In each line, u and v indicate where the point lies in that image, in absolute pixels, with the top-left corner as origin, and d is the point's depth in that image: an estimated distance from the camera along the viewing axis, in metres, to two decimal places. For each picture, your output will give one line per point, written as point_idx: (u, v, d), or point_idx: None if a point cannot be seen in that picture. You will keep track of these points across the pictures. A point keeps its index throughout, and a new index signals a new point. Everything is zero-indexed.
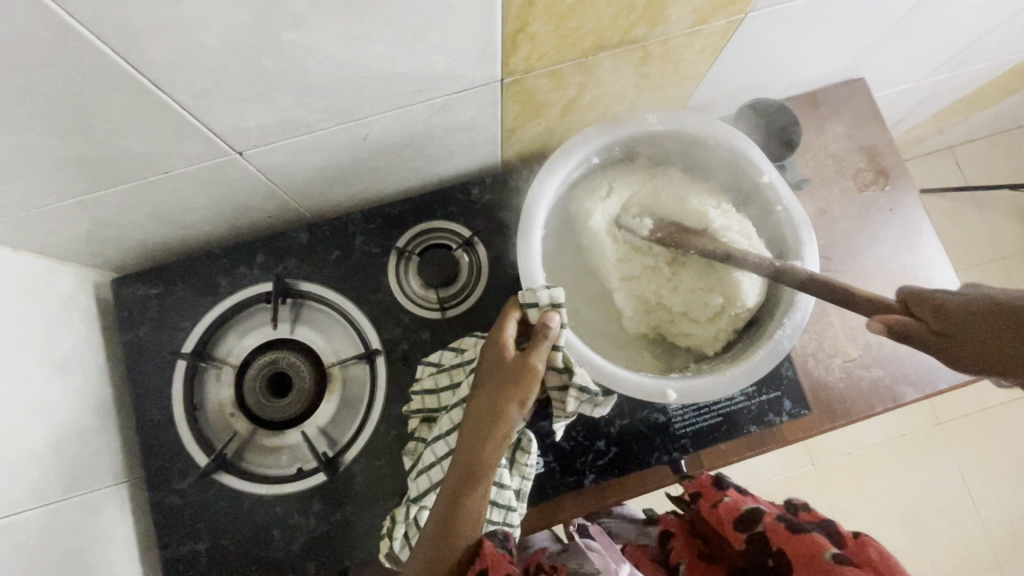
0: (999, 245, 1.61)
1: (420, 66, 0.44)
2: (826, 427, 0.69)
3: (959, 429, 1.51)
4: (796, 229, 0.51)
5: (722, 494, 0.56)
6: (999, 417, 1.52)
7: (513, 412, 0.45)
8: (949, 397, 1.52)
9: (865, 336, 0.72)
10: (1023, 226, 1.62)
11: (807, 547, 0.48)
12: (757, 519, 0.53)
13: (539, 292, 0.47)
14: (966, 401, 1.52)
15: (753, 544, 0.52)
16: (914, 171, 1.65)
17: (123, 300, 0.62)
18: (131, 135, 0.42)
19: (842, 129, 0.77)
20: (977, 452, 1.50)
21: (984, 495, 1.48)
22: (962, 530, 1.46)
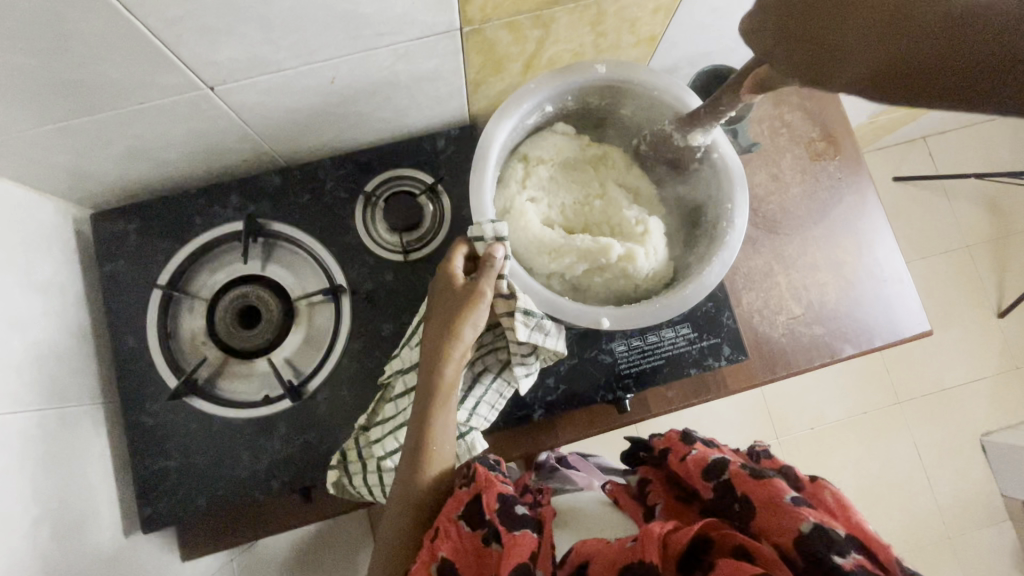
0: (965, 234, 1.66)
1: (381, 8, 0.47)
2: (767, 377, 0.73)
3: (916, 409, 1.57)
4: (730, 174, 0.56)
5: (689, 450, 0.56)
6: (956, 397, 1.58)
7: (465, 334, 0.49)
8: (911, 375, 1.58)
9: (808, 296, 0.76)
10: (989, 215, 1.67)
11: (763, 489, 0.46)
12: (723, 467, 0.51)
13: (484, 226, 0.51)
14: (925, 383, 1.58)
15: (716, 491, 0.50)
16: (889, 159, 1.68)
17: (101, 234, 0.65)
18: (107, 61, 0.45)
19: (798, 100, 0.81)
20: (933, 431, 1.56)
21: (939, 471, 1.54)
22: (915, 504, 1.52)
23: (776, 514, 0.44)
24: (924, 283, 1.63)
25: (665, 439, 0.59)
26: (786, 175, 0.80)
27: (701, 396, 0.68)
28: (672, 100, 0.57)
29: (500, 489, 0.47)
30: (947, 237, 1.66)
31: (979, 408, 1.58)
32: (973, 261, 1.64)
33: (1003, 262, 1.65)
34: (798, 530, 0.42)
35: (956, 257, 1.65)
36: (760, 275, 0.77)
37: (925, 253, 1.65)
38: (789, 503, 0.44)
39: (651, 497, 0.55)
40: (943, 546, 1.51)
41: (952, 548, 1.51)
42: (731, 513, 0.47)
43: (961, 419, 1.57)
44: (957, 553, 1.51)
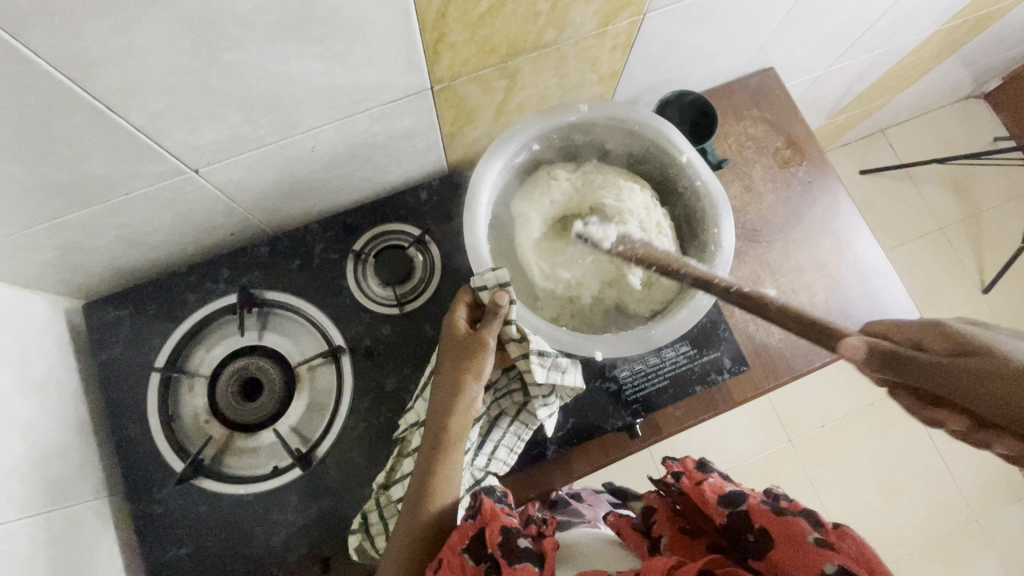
0: (937, 217, 1.71)
1: (354, 78, 0.50)
2: (771, 383, 0.73)
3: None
4: (713, 199, 0.59)
5: (704, 476, 0.59)
6: None
7: (469, 384, 0.49)
8: None
9: (798, 299, 0.77)
10: (957, 197, 1.73)
11: (788, 528, 0.50)
12: (741, 498, 0.55)
13: (487, 276, 0.52)
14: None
15: (735, 521, 0.53)
16: (853, 154, 1.75)
17: (96, 324, 0.65)
18: (93, 158, 0.46)
19: (758, 113, 0.85)
20: None
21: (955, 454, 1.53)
22: (937, 490, 1.50)
23: (802, 554, 0.48)
24: (907, 269, 1.66)
25: (680, 464, 0.62)
26: (759, 184, 0.83)
27: (708, 413, 0.67)
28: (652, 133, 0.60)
29: (505, 521, 0.46)
30: (921, 222, 1.70)
31: None
32: (949, 242, 1.69)
33: (977, 240, 1.70)
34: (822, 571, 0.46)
35: (933, 240, 1.69)
36: (749, 284, 0.78)
37: (903, 239, 1.69)
38: (812, 543, 0.48)
39: (656, 529, 0.59)
40: (972, 531, 1.48)
41: (979, 532, 1.49)
42: (747, 544, 0.52)
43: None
44: (986, 538, 1.49)
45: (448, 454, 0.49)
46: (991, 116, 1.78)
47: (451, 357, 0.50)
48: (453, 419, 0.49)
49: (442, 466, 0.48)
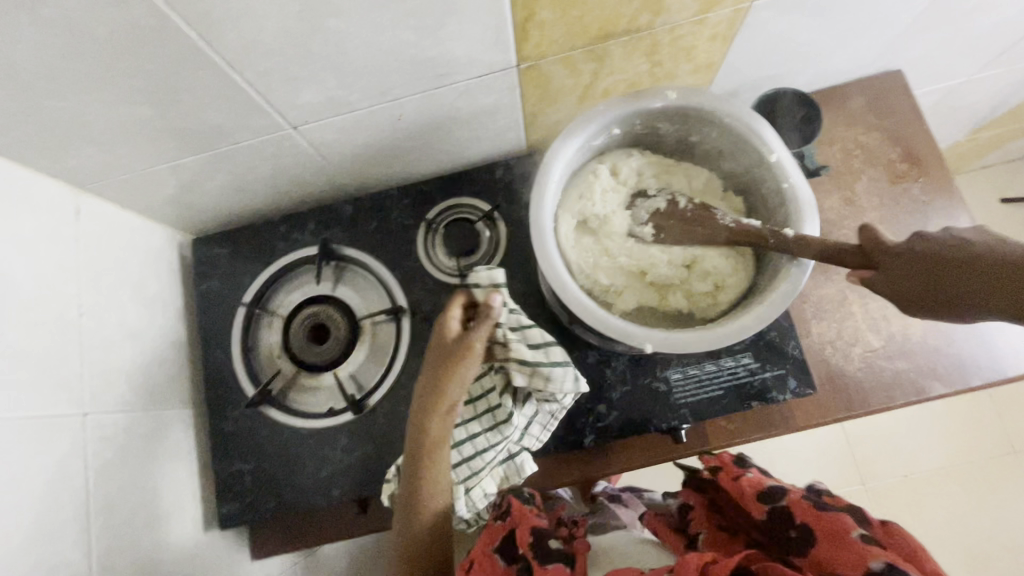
0: None
1: (442, 51, 0.51)
2: (842, 413, 0.67)
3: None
4: (798, 204, 0.54)
5: (743, 471, 0.58)
6: None
7: (448, 391, 0.47)
8: None
9: (889, 328, 0.70)
10: None
11: (831, 524, 0.48)
12: (781, 493, 0.54)
13: (479, 275, 0.53)
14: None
15: (773, 516, 0.52)
16: (994, 179, 1.52)
17: (200, 257, 0.73)
18: (210, 109, 0.52)
19: (874, 120, 0.77)
20: None
21: None
22: None
23: (845, 551, 0.46)
24: None
25: (717, 459, 0.62)
26: (861, 198, 0.75)
27: (760, 432, 0.65)
28: (742, 129, 0.56)
29: (531, 523, 0.56)
30: None
31: None
32: None
33: None
34: (866, 566, 0.43)
35: None
36: (832, 304, 0.72)
37: None
38: (857, 539, 0.46)
39: (692, 526, 0.60)
40: None
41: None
42: (789, 539, 0.50)
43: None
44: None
45: (433, 457, 0.49)
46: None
47: (432, 361, 0.48)
48: (433, 425, 0.48)
49: (426, 469, 0.49)
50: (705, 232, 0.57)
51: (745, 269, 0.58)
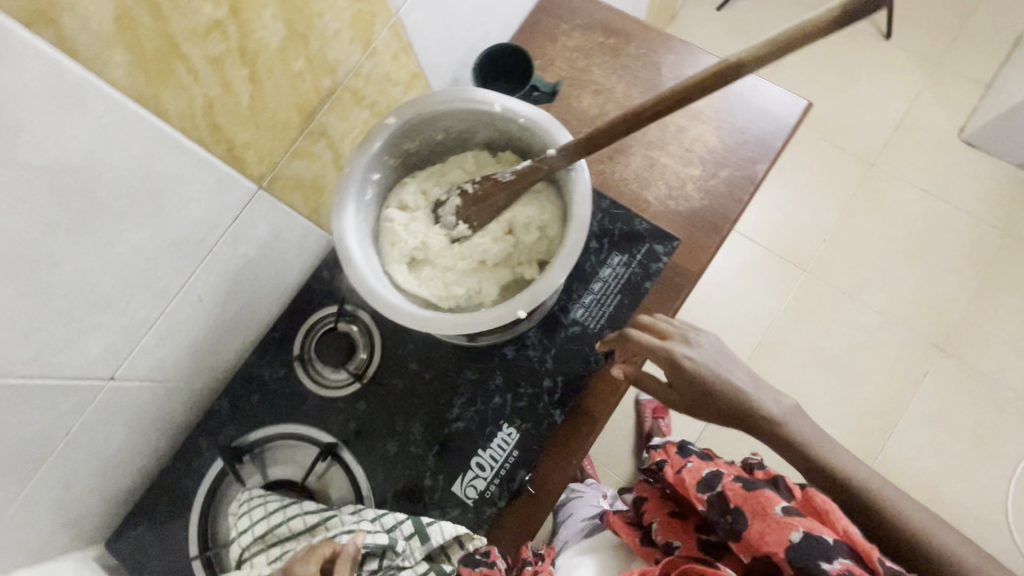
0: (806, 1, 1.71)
1: (183, 222, 0.52)
2: (715, 240, 0.76)
3: (870, 168, 1.65)
4: (540, 124, 0.59)
5: (684, 463, 0.70)
6: (902, 132, 1.66)
7: None
8: (850, 144, 1.67)
9: (695, 155, 0.80)
10: None
11: (758, 501, 0.61)
12: (715, 481, 0.65)
13: None
14: (859, 145, 1.67)
15: (713, 503, 0.64)
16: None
17: (125, 552, 0.67)
18: (14, 425, 0.49)
19: (567, 23, 0.87)
20: (903, 167, 1.64)
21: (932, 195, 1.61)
22: (936, 233, 1.58)
23: (770, 522, 0.59)
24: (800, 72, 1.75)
25: (664, 453, 0.74)
26: (603, 81, 0.84)
27: (676, 298, 0.69)
28: (461, 103, 0.60)
29: None
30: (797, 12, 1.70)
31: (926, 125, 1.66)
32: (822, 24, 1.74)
33: None
34: (788, 539, 0.57)
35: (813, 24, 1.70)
36: (646, 170, 0.80)
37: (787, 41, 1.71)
38: (778, 512, 0.59)
39: (648, 517, 0.71)
40: (984, 249, 1.56)
41: (993, 252, 1.55)
42: (729, 523, 0.63)
43: (913, 151, 1.64)
44: (1004, 254, 1.55)
45: None
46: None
47: None
48: None
49: None
50: (496, 199, 0.60)
51: (549, 197, 0.62)
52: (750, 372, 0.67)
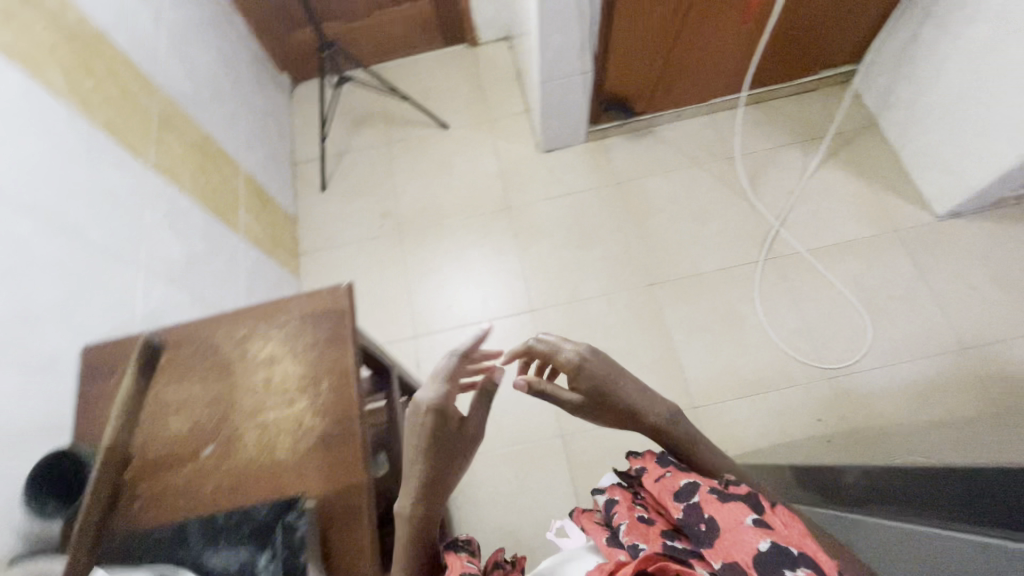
0: (380, 160, 2.09)
1: None
2: (358, 440, 0.78)
3: (510, 210, 1.95)
4: None
5: (663, 473, 0.77)
6: (508, 178, 2.00)
7: None
8: (486, 211, 1.95)
9: (288, 392, 0.83)
10: (369, 143, 2.13)
11: (731, 512, 0.64)
12: (693, 491, 0.70)
13: None
14: (490, 202, 1.97)
15: (692, 509, 0.68)
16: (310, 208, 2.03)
17: None
18: None
19: (107, 379, 0.88)
20: (529, 197, 1.96)
21: (560, 198, 1.94)
22: (583, 220, 1.90)
23: (742, 530, 0.61)
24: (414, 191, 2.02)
25: (647, 464, 0.81)
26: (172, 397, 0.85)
27: None
28: None
29: None
30: (380, 173, 2.07)
31: (519, 163, 2.02)
32: (401, 158, 2.08)
33: (407, 139, 2.12)
34: (757, 548, 0.59)
35: (396, 169, 2.06)
36: (258, 436, 0.81)
37: (390, 188, 2.03)
38: (750, 524, 0.62)
39: (618, 517, 0.74)
40: (618, 206, 1.91)
41: (623, 201, 1.92)
42: (702, 530, 0.65)
43: (524, 180, 1.99)
44: (628, 197, 1.92)
45: None
46: (311, 94, 2.23)
47: None
48: None
49: None
50: None
51: None
52: (614, 366, 0.93)
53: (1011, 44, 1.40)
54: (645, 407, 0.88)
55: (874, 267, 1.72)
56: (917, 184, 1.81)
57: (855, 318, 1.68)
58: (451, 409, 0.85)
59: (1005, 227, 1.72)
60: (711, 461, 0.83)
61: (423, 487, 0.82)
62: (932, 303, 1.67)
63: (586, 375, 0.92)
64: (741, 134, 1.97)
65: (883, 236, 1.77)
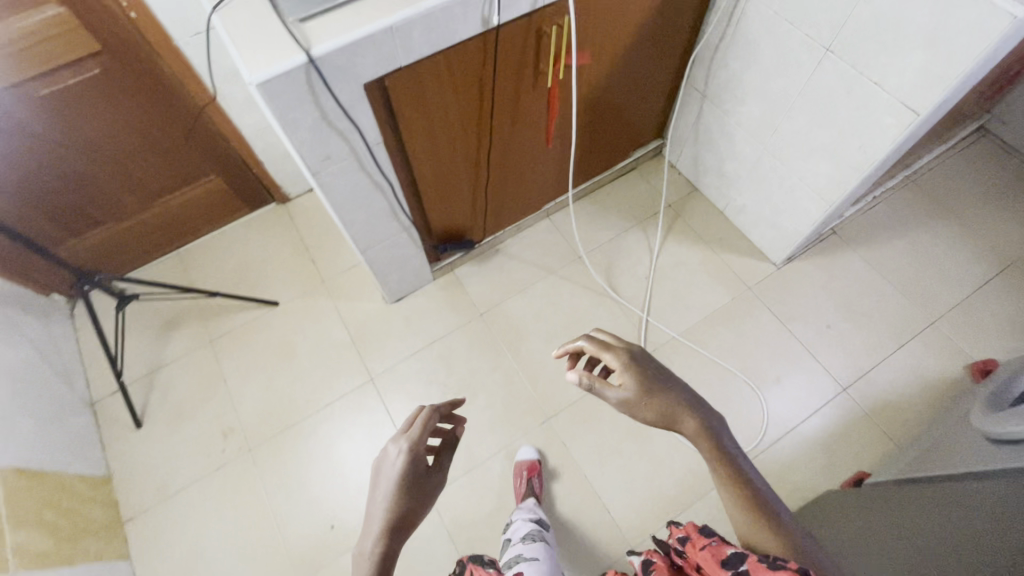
0: (204, 370, 1.74)
1: None
2: None
3: (373, 381, 1.72)
4: None
5: (708, 541, 0.77)
6: (363, 347, 1.77)
7: None
8: (347, 394, 1.70)
9: None
10: (186, 353, 1.77)
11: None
12: (738, 560, 0.70)
13: None
14: (349, 377, 1.72)
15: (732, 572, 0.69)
16: (126, 461, 1.61)
17: None
18: None
19: None
20: (392, 362, 1.74)
21: (427, 353, 1.76)
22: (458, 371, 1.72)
23: None
24: (256, 396, 1.70)
25: (688, 530, 0.82)
26: None
27: None
28: None
29: None
30: (209, 385, 1.72)
31: (369, 326, 1.80)
32: (232, 360, 1.75)
33: (231, 333, 1.80)
34: None
35: (228, 375, 1.73)
36: None
37: (226, 401, 1.69)
38: None
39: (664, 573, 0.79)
40: (488, 344, 1.77)
41: (491, 333, 1.78)
42: None
43: (380, 341, 1.78)
44: (496, 329, 1.79)
45: None
46: (97, 306, 1.83)
47: None
48: None
49: None
50: None
51: None
52: (666, 374, 0.84)
53: (781, 118, 1.51)
54: (692, 422, 0.80)
55: (742, 332, 1.76)
56: (749, 238, 1.91)
57: (743, 388, 1.68)
58: (424, 458, 0.78)
59: (828, 259, 1.88)
60: (747, 473, 0.77)
61: (389, 528, 0.72)
62: (801, 351, 1.73)
63: (640, 380, 0.82)
64: (583, 229, 1.96)
65: (739, 297, 1.82)
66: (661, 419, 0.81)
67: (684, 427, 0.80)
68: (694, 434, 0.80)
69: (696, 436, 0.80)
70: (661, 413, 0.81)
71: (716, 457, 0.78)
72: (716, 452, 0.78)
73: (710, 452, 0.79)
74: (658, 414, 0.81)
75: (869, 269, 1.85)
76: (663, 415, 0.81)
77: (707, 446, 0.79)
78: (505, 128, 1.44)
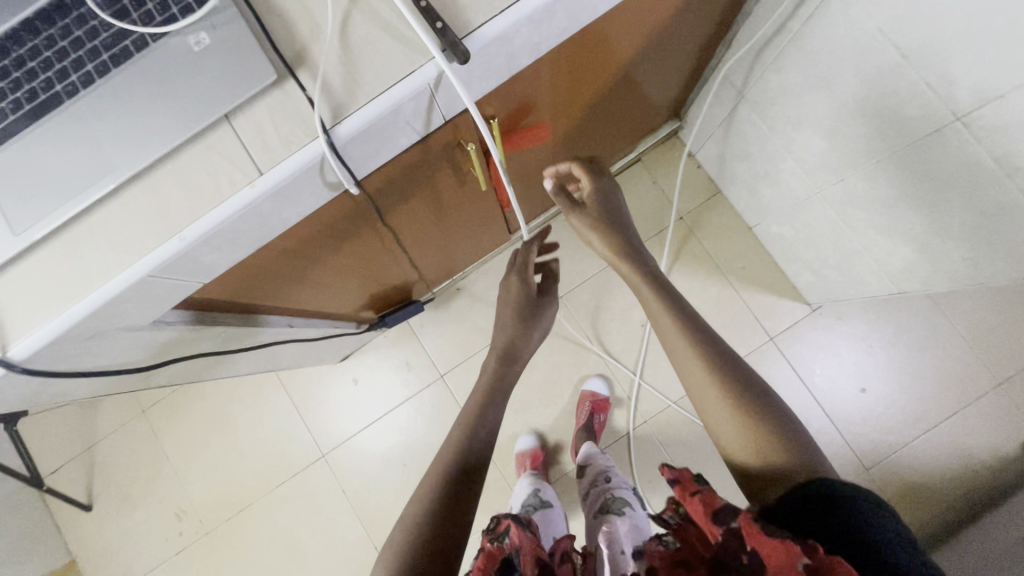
0: (141, 445, 1.58)
1: None
2: None
3: (326, 458, 1.54)
4: None
5: (697, 487, 0.65)
6: (311, 418, 1.55)
7: None
8: (300, 475, 1.54)
9: None
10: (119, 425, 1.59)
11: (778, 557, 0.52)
12: (733, 513, 0.59)
13: None
14: (300, 454, 1.55)
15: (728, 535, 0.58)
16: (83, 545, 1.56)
17: None
18: None
19: None
20: (345, 435, 1.55)
21: (383, 425, 1.55)
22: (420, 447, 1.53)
23: None
24: (202, 475, 1.56)
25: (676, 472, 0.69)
26: None
27: None
28: None
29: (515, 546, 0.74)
30: (150, 462, 1.57)
31: (315, 392, 1.56)
32: (169, 433, 1.58)
33: (163, 402, 1.59)
34: None
35: (168, 450, 1.57)
36: None
37: (171, 480, 1.56)
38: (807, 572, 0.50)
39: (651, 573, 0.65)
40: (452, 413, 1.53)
41: (455, 399, 1.53)
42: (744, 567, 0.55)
43: (330, 409, 1.56)
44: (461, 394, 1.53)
45: None
46: None
47: None
48: None
49: None
50: None
51: None
52: (620, 204, 0.91)
53: (851, 171, 0.99)
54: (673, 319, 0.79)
55: None
56: (781, 267, 1.48)
57: None
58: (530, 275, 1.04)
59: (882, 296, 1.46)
60: (726, 356, 0.74)
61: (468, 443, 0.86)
62: (823, 420, 1.45)
63: (597, 190, 0.89)
64: (567, 258, 1.54)
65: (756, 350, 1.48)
66: (608, 245, 0.88)
67: (613, 237, 0.88)
68: (634, 273, 0.86)
69: (620, 263, 0.87)
70: (592, 204, 0.89)
71: (652, 281, 0.84)
72: (656, 283, 0.84)
73: (610, 241, 0.88)
74: (591, 197, 0.89)
75: (933, 310, 1.44)
76: (612, 244, 0.87)
77: (657, 307, 0.82)
78: (425, 228, 0.99)
